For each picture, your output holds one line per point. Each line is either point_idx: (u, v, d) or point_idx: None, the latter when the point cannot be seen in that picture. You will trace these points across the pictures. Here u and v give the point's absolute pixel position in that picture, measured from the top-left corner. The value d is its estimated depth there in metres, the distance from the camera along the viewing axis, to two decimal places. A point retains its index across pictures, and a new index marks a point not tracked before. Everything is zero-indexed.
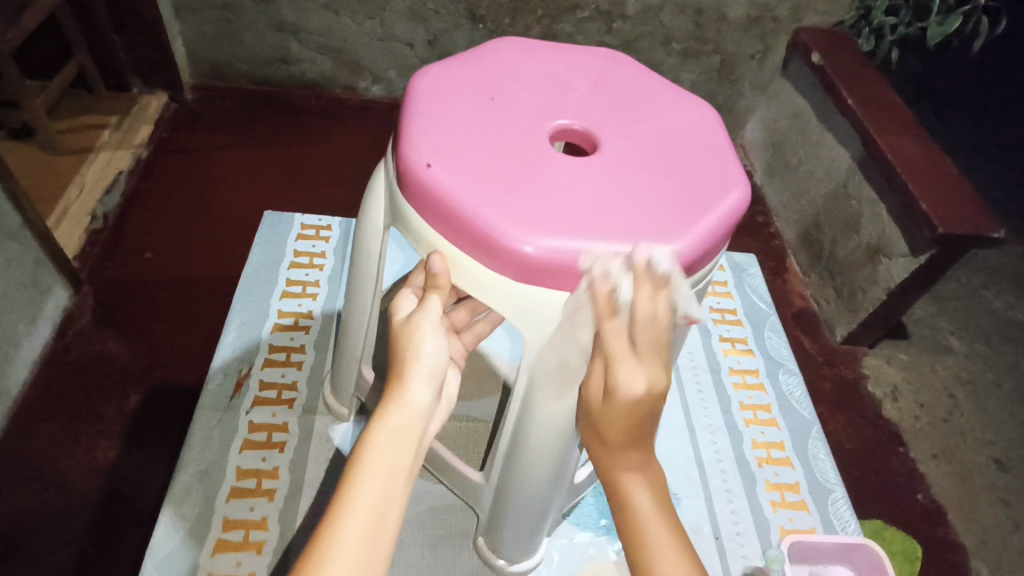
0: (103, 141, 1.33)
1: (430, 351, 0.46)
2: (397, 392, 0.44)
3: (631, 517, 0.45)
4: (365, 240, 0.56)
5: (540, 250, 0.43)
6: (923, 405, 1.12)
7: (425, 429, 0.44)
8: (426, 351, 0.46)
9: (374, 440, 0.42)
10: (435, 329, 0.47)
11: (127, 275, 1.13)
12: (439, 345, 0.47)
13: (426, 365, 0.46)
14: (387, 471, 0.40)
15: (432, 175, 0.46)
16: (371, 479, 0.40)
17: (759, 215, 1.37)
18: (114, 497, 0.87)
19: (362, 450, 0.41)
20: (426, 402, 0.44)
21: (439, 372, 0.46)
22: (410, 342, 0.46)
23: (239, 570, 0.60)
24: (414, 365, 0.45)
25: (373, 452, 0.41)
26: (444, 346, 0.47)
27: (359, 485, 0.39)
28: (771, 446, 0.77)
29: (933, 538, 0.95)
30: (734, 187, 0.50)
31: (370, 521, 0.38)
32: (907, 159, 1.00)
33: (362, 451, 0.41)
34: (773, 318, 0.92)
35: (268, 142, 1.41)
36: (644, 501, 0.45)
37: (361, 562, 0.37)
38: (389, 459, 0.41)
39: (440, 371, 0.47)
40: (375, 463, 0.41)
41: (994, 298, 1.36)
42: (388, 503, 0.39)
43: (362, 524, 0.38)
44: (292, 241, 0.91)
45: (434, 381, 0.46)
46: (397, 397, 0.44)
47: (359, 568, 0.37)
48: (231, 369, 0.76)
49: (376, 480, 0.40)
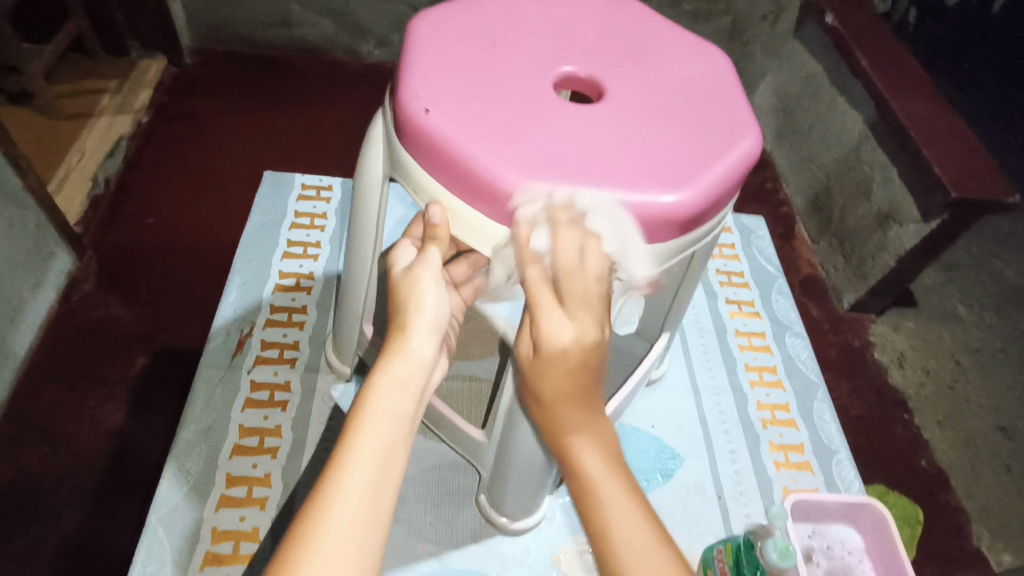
0: (103, 106, 1.31)
1: (431, 302, 0.46)
2: (399, 343, 0.43)
3: (583, 478, 0.47)
4: (364, 192, 0.54)
5: (541, 199, 0.42)
6: (929, 372, 1.11)
7: (427, 382, 0.44)
8: (427, 303, 0.45)
9: (377, 389, 0.41)
10: (435, 280, 0.47)
11: (130, 239, 1.12)
12: (439, 296, 0.47)
13: (428, 316, 0.45)
14: (391, 420, 0.40)
15: (431, 121, 0.45)
16: (375, 427, 0.39)
17: (768, 181, 1.35)
18: (121, 458, 0.88)
19: (364, 399, 0.41)
20: (430, 352, 0.44)
21: (440, 323, 0.46)
22: (411, 293, 0.46)
23: (243, 524, 0.61)
24: (417, 316, 0.45)
25: (375, 401, 0.40)
26: (444, 298, 0.47)
27: (362, 433, 0.39)
28: (776, 408, 0.76)
29: (935, 503, 0.95)
30: (745, 135, 0.48)
31: (374, 469, 0.38)
32: (922, 122, 0.97)
33: (364, 400, 0.41)
34: (780, 281, 0.90)
35: (268, 106, 1.38)
36: (594, 462, 0.47)
37: (366, 509, 0.36)
38: (392, 409, 0.40)
39: (442, 323, 0.46)
40: (378, 411, 0.40)
41: (1005, 266, 1.34)
42: (393, 452, 0.39)
43: (366, 472, 0.37)
44: (293, 202, 0.90)
45: (436, 333, 0.45)
46: (400, 347, 0.43)
47: (365, 514, 0.36)
48: (232, 329, 0.75)
49: (380, 429, 0.39)
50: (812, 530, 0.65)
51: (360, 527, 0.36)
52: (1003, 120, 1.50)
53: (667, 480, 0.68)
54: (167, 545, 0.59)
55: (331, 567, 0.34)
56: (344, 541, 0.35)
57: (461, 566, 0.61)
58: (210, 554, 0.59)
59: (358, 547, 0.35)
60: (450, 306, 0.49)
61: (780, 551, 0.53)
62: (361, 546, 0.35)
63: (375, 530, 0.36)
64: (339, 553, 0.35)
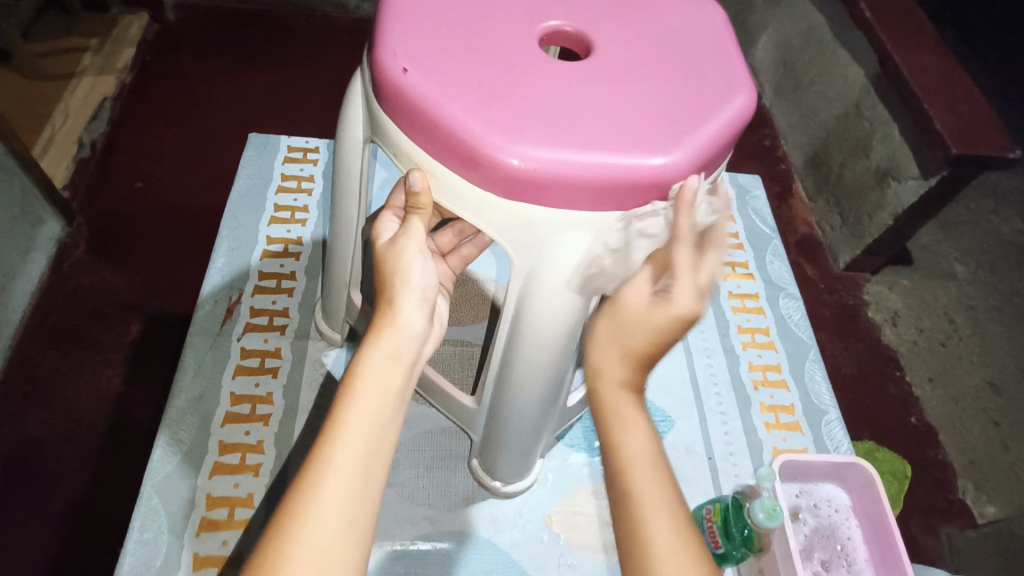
0: (85, 66, 1.28)
1: (419, 274, 0.44)
2: (388, 318, 0.42)
3: (620, 455, 0.42)
4: (345, 157, 0.53)
5: (526, 163, 0.40)
6: (921, 330, 1.11)
7: (419, 355, 0.43)
8: (414, 275, 0.44)
9: (366, 362, 0.40)
10: (421, 252, 0.45)
11: (117, 204, 1.10)
12: (427, 268, 0.45)
13: (416, 288, 0.44)
14: (381, 394, 0.39)
15: (409, 81, 0.43)
16: (365, 402, 0.38)
17: (767, 138, 1.33)
18: (118, 423, 0.89)
19: (354, 372, 0.39)
20: (420, 326, 0.43)
21: (428, 296, 0.45)
22: (397, 265, 0.44)
23: (237, 490, 0.61)
24: (404, 288, 0.43)
25: (365, 376, 0.39)
26: (431, 270, 0.46)
27: (352, 409, 0.38)
28: (768, 369, 0.76)
29: (922, 458, 0.97)
30: (738, 93, 0.46)
31: (364, 444, 0.37)
32: (925, 76, 0.95)
33: (354, 374, 0.39)
34: (776, 241, 0.89)
35: (253, 65, 1.34)
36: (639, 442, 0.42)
37: (357, 485, 0.35)
38: (382, 383, 0.39)
39: (431, 295, 0.45)
40: (368, 386, 0.39)
41: (1002, 223, 1.32)
42: (384, 426, 0.38)
43: (356, 448, 0.36)
44: (279, 165, 0.88)
45: (426, 305, 0.44)
46: (389, 322, 0.42)
47: (356, 489, 0.35)
48: (220, 296, 0.74)
49: (369, 405, 0.38)
50: (799, 489, 0.66)
51: (348, 502, 0.35)
52: (1007, 72, 1.47)
53: None
54: (163, 511, 0.59)
55: (322, 546, 0.33)
56: (335, 517, 0.34)
57: (456, 529, 0.61)
58: (205, 519, 0.59)
59: (347, 521, 0.34)
60: (438, 277, 0.47)
61: (768, 511, 0.54)
62: (352, 522, 0.34)
63: (366, 504, 0.35)
64: (329, 528, 0.34)
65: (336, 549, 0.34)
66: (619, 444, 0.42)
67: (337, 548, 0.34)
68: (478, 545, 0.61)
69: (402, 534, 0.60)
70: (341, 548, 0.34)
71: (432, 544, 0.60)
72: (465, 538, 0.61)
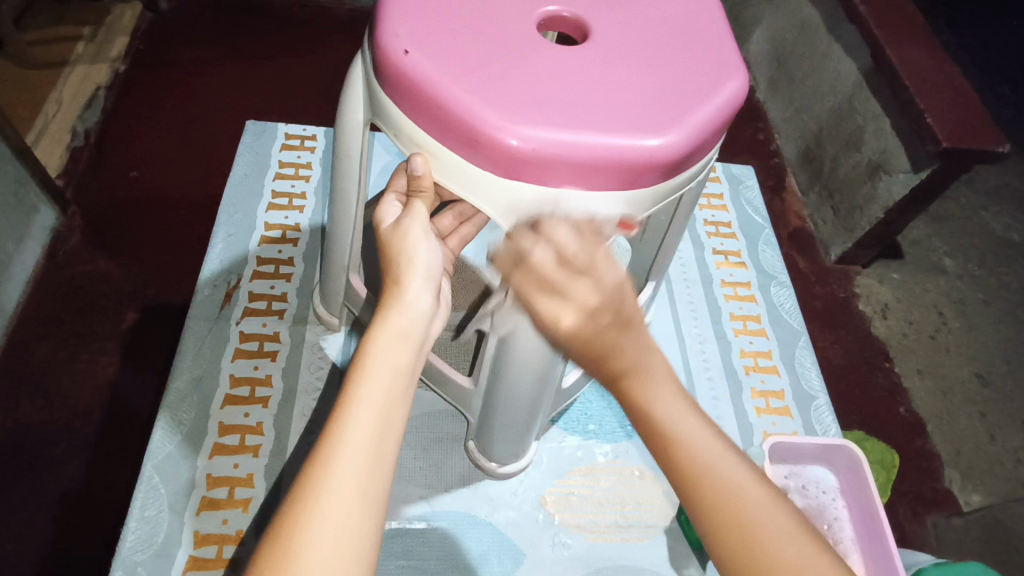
0: (79, 55, 1.28)
1: (423, 255, 0.45)
2: (395, 296, 0.42)
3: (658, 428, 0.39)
4: (346, 140, 0.54)
5: (525, 143, 0.41)
6: (910, 322, 1.13)
7: (427, 334, 0.43)
8: (418, 256, 0.44)
9: (375, 342, 0.40)
10: (425, 234, 0.45)
11: (113, 192, 1.10)
12: (432, 248, 0.45)
13: (421, 268, 0.44)
14: (391, 371, 0.39)
15: (411, 62, 0.44)
16: (376, 379, 0.38)
17: (760, 132, 1.34)
18: (116, 410, 0.89)
19: (364, 352, 0.40)
20: (427, 305, 0.43)
21: (434, 276, 0.44)
22: (402, 248, 0.45)
23: (237, 470, 0.62)
24: (410, 269, 0.44)
25: (375, 355, 0.39)
26: (437, 251, 0.46)
27: (363, 385, 0.38)
28: (759, 355, 0.78)
29: (910, 447, 0.99)
30: (732, 76, 0.48)
31: (375, 419, 0.37)
32: (916, 71, 0.96)
33: (364, 353, 0.40)
34: (768, 231, 0.91)
35: (248, 54, 1.34)
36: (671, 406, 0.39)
37: (370, 459, 0.36)
38: (391, 359, 0.39)
39: (436, 275, 0.45)
40: (378, 363, 0.39)
41: (992, 218, 1.34)
42: (395, 402, 0.38)
43: (368, 423, 0.37)
44: (277, 152, 0.88)
45: (432, 284, 0.44)
46: (396, 302, 0.42)
47: (370, 464, 0.36)
48: (219, 281, 0.75)
49: (379, 382, 0.38)
50: (788, 471, 0.67)
51: (362, 476, 0.35)
52: (999, 69, 1.48)
53: None
54: (163, 491, 0.60)
55: (338, 519, 0.34)
56: (350, 491, 0.34)
57: (451, 508, 0.63)
58: (205, 498, 0.60)
59: (362, 495, 0.35)
60: (443, 260, 0.48)
61: None
62: (366, 496, 0.35)
63: (379, 479, 0.36)
64: (344, 501, 0.34)
65: (352, 522, 0.34)
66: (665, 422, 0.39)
67: (352, 521, 0.34)
68: (474, 523, 0.62)
69: (400, 513, 0.61)
70: (357, 521, 0.34)
71: (428, 522, 0.61)
72: (461, 517, 0.62)
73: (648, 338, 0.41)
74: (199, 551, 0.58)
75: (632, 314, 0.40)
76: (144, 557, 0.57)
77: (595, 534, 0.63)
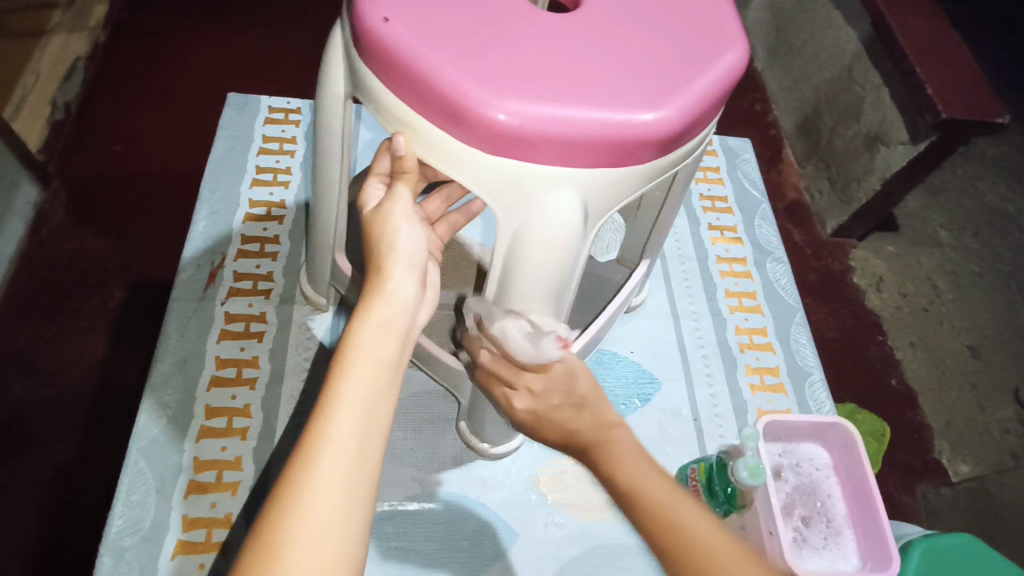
0: (56, 23, 1.21)
1: (406, 240, 0.43)
2: (378, 284, 0.41)
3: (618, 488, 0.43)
4: (327, 117, 0.51)
5: (512, 118, 0.39)
6: (905, 295, 1.13)
7: (414, 323, 0.41)
8: (401, 242, 0.43)
9: (358, 333, 0.38)
10: (408, 217, 0.44)
11: (96, 168, 1.06)
12: (416, 233, 0.44)
13: (405, 255, 0.42)
14: (375, 364, 0.37)
15: (390, 31, 0.41)
16: (359, 373, 0.37)
17: (757, 103, 1.31)
18: (105, 387, 0.88)
19: (345, 344, 0.38)
20: (412, 292, 0.41)
21: (417, 262, 0.43)
22: (384, 232, 0.43)
23: (225, 453, 0.61)
24: (392, 256, 0.42)
25: (356, 349, 0.38)
26: (421, 235, 0.44)
27: (346, 378, 0.36)
28: (754, 332, 0.77)
29: (900, 419, 0.99)
30: (731, 46, 0.45)
31: (360, 414, 0.36)
32: (917, 39, 0.94)
33: (347, 344, 0.38)
34: (765, 205, 0.89)
35: (231, 24, 1.29)
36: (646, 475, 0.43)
37: (354, 455, 0.34)
38: (376, 352, 0.38)
39: (420, 261, 0.43)
40: (362, 355, 0.38)
41: (988, 189, 1.33)
42: (379, 396, 0.37)
43: (352, 418, 0.35)
44: (260, 126, 0.85)
45: (416, 271, 0.42)
46: (380, 289, 0.41)
47: (354, 460, 0.34)
48: (203, 260, 0.73)
49: (364, 375, 0.37)
50: (782, 449, 0.67)
51: (347, 475, 0.34)
52: (995, 38, 1.46)
53: (644, 404, 0.70)
54: (150, 475, 0.59)
55: (323, 518, 0.32)
56: (334, 488, 0.33)
57: (445, 489, 0.62)
58: (193, 481, 0.60)
59: (346, 494, 0.33)
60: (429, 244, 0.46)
61: (751, 469, 0.56)
62: (349, 492, 0.34)
63: (365, 476, 0.34)
64: (328, 502, 0.33)
65: (336, 521, 0.33)
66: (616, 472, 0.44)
67: (335, 518, 0.33)
68: (468, 505, 0.62)
69: (391, 495, 0.61)
70: (342, 519, 0.33)
71: (420, 504, 0.61)
72: (452, 498, 0.62)
73: (605, 415, 0.47)
74: (188, 535, 0.57)
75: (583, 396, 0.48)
76: (132, 542, 0.56)
77: (588, 513, 0.62)
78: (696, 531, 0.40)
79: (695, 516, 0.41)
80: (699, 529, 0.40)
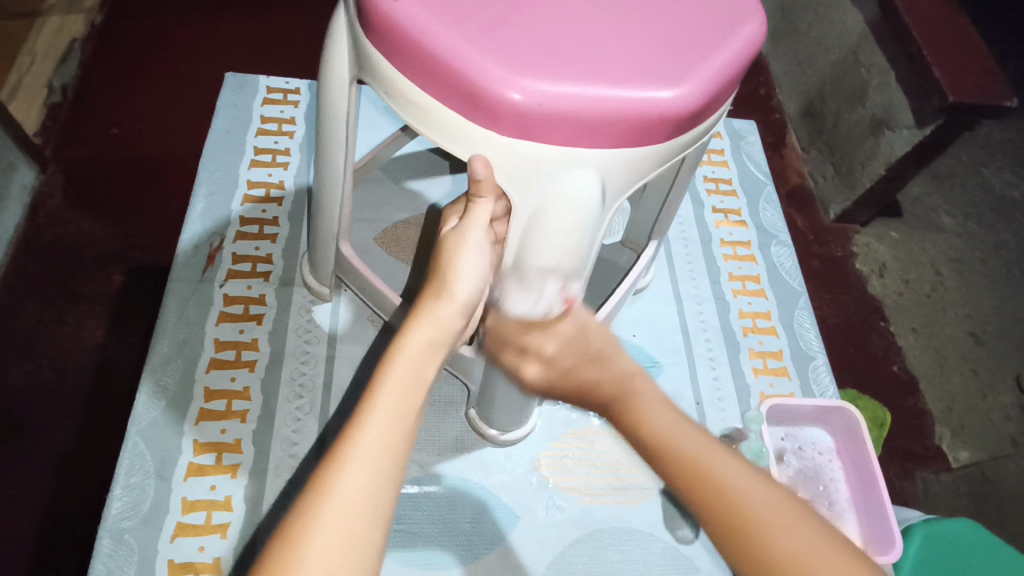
0: (50, 5, 1.21)
1: (469, 273, 0.42)
2: (430, 309, 0.40)
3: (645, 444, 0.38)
4: (331, 98, 0.50)
5: (528, 97, 0.38)
6: (907, 281, 1.12)
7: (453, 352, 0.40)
8: (466, 272, 0.41)
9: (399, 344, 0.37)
10: (478, 246, 0.42)
11: (92, 151, 1.05)
12: (483, 267, 0.42)
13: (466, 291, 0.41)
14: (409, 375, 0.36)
15: (402, 9, 0.41)
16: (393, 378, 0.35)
17: (761, 87, 1.29)
18: (102, 373, 0.87)
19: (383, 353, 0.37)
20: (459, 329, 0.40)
21: (478, 290, 0.42)
22: (453, 257, 0.42)
23: (225, 436, 0.61)
24: (455, 284, 0.41)
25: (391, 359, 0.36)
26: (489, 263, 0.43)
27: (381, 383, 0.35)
28: (757, 316, 0.76)
29: (902, 405, 0.99)
30: (748, 20, 0.44)
31: (389, 418, 0.34)
32: (925, 20, 0.92)
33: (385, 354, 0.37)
34: (769, 189, 0.88)
35: (228, 6, 1.27)
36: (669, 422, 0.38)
37: (382, 458, 0.32)
38: (413, 365, 0.36)
39: (476, 304, 0.42)
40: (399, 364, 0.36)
41: (993, 175, 1.31)
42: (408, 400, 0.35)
43: (382, 422, 0.33)
44: (258, 107, 0.84)
45: (471, 311, 0.41)
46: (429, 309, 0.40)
47: (380, 463, 0.32)
48: (201, 242, 0.72)
49: (398, 383, 0.35)
50: (785, 433, 0.67)
51: (371, 477, 0.32)
52: (1003, 22, 1.44)
53: None
54: (149, 458, 0.59)
55: (344, 520, 0.30)
56: (357, 491, 0.31)
57: (446, 472, 0.62)
58: (193, 463, 0.59)
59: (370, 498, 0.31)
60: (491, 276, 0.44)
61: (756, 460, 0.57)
62: (372, 496, 0.31)
63: (389, 482, 0.32)
64: (351, 503, 0.30)
65: (356, 526, 0.30)
66: (639, 424, 0.38)
67: (357, 521, 0.30)
68: (469, 488, 0.61)
69: None
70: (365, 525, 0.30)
71: (420, 487, 0.61)
72: (453, 481, 0.61)
73: (623, 364, 0.43)
74: (188, 518, 0.57)
75: (602, 348, 0.45)
76: (131, 525, 0.56)
77: (589, 497, 0.62)
78: (741, 482, 0.34)
79: (748, 478, 0.35)
80: (746, 481, 0.34)
